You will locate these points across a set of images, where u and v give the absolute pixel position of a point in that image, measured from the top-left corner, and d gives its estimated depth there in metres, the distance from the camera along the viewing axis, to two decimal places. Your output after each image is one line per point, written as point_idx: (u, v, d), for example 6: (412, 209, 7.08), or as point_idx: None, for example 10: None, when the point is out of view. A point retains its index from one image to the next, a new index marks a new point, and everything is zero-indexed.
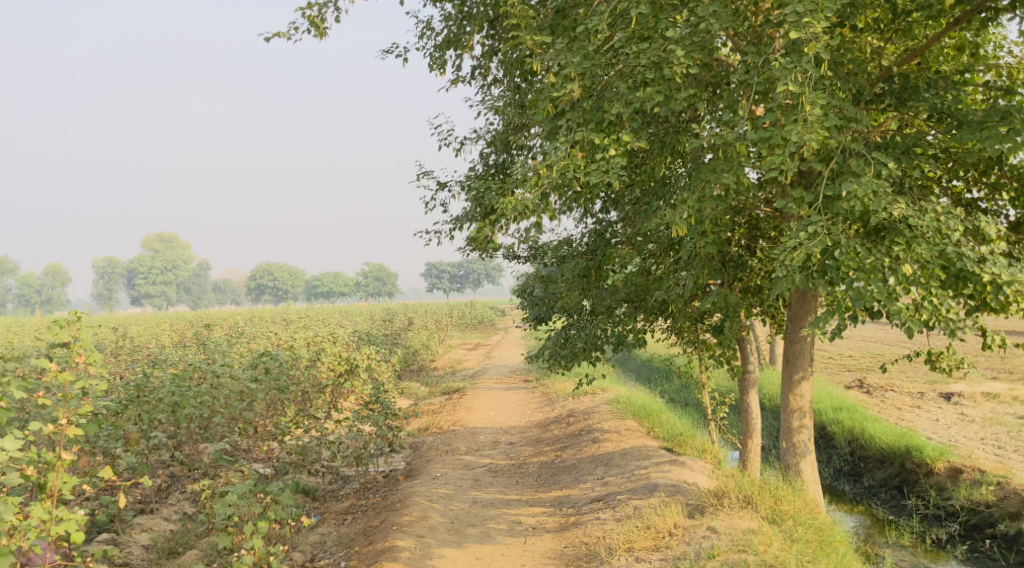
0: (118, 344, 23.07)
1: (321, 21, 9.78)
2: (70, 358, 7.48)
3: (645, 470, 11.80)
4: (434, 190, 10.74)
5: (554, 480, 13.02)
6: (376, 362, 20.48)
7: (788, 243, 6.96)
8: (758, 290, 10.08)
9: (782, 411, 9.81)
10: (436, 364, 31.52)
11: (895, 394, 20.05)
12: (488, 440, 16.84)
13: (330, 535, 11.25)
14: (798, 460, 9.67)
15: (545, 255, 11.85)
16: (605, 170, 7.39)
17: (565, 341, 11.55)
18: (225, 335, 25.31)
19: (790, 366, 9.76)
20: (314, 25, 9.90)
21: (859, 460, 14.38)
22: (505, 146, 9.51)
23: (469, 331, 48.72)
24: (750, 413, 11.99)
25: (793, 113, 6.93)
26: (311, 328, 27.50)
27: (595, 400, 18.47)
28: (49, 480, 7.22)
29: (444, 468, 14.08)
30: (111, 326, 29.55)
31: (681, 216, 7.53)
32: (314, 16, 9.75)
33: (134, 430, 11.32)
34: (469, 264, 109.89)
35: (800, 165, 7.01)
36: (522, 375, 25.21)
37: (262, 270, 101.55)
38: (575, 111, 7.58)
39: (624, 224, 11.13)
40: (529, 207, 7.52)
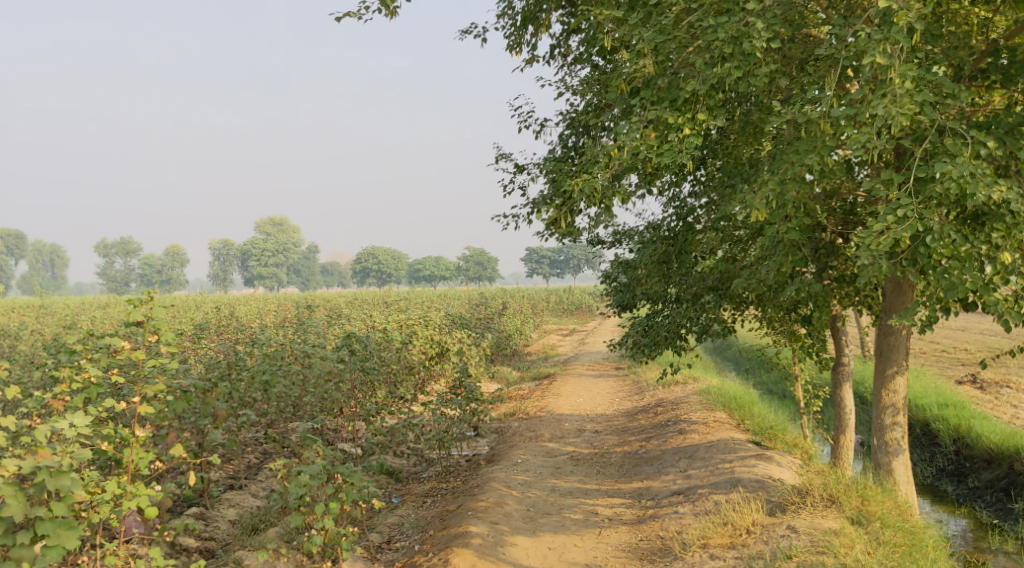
0: (222, 324, 23.84)
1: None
2: (144, 338, 7.91)
3: (729, 464, 11.40)
4: (513, 173, 10.62)
5: (636, 471, 12.73)
6: (466, 346, 20.56)
7: (874, 227, 6.46)
8: (851, 280, 9.48)
9: (873, 406, 9.29)
10: (529, 349, 31.48)
11: (1009, 391, 18.95)
12: (573, 427, 16.69)
13: (408, 517, 11.30)
14: (890, 459, 9.13)
15: (630, 240, 11.56)
16: (679, 150, 7.06)
17: (648, 328, 11.25)
18: (323, 316, 25.84)
19: (884, 360, 9.21)
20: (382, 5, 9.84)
21: (964, 460, 13.59)
22: (583, 128, 9.28)
23: (566, 316, 48.56)
24: (843, 408, 11.44)
25: (881, 88, 6.39)
26: (406, 311, 27.83)
27: (686, 390, 18.05)
28: (125, 455, 7.56)
29: (526, 454, 13.98)
30: (218, 306, 30.67)
31: (761, 199, 7.17)
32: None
33: (223, 408, 11.62)
34: (570, 250, 109.57)
35: (890, 144, 6.48)
36: (615, 362, 24.94)
37: (367, 254, 103.79)
38: (649, 88, 7.27)
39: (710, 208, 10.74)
40: (599, 190, 7.40)
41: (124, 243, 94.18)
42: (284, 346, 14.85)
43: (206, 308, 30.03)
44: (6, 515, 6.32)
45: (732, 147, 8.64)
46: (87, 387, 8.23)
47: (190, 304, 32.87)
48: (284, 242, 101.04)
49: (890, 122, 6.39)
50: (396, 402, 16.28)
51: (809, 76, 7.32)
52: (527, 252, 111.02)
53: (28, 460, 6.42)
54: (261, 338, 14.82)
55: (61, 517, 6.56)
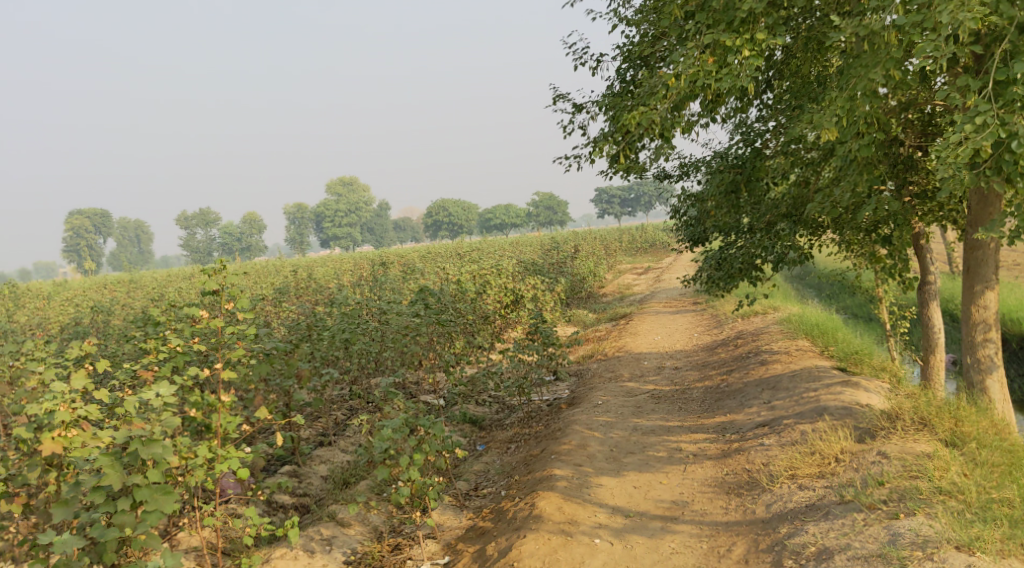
0: (301, 287, 24.33)
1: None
2: (220, 305, 8.06)
3: (814, 392, 11.17)
4: (572, 114, 10.44)
5: (719, 405, 12.59)
6: (540, 291, 20.54)
7: (951, 137, 6.08)
8: (931, 195, 9.05)
9: (963, 324, 8.94)
10: (605, 291, 31.36)
11: None
12: (653, 365, 16.60)
13: (494, 463, 11.43)
14: (984, 377, 8.81)
15: (697, 171, 11.28)
16: (740, 74, 6.76)
17: (722, 261, 11.02)
18: (398, 273, 26.13)
19: (972, 276, 8.80)
20: None
21: None
22: (639, 59, 9.01)
23: (640, 255, 48.12)
24: (932, 328, 11.04)
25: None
26: (479, 261, 27.95)
27: (766, 320, 17.73)
28: (212, 420, 7.76)
29: (607, 395, 13.95)
30: (295, 270, 31.28)
31: (829, 119, 6.85)
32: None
33: (305, 368, 11.88)
34: (640, 187, 108.24)
35: (963, 48, 6.05)
36: (692, 297, 24.64)
37: (437, 207, 104.32)
38: (703, 12, 6.96)
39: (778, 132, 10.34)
40: (659, 122, 7.18)
41: (203, 215, 96.66)
42: (360, 304, 15.05)
43: (284, 272, 30.70)
44: (105, 484, 6.61)
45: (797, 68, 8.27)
46: (172, 356, 8.46)
47: (270, 270, 33.65)
48: (355, 202, 102.26)
49: (957, 27, 5.93)
50: (474, 352, 16.41)
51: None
52: (596, 193, 110.08)
53: (120, 431, 6.71)
54: (338, 297, 15.04)
55: (156, 483, 6.82)
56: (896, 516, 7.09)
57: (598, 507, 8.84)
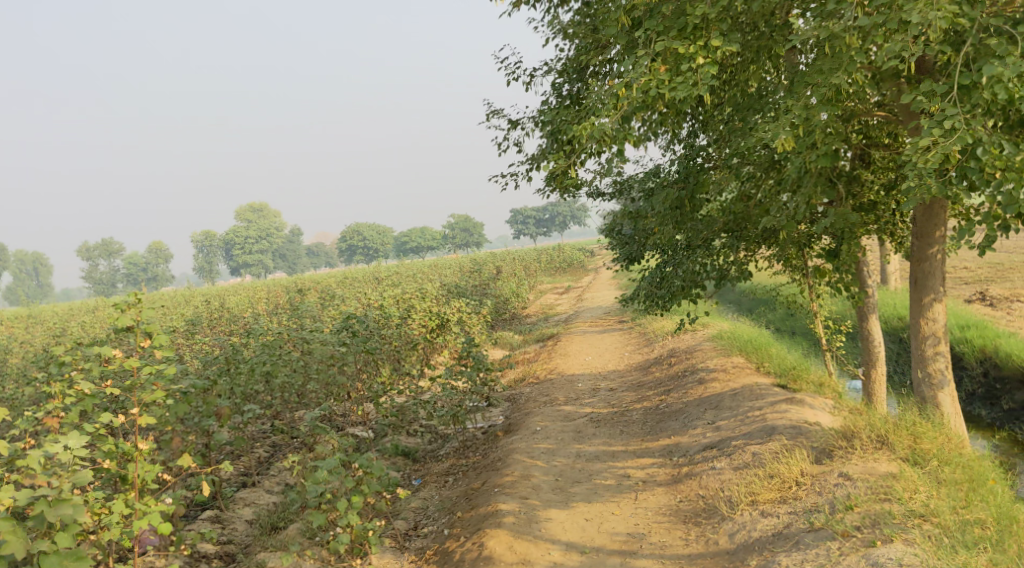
0: (214, 317, 23.21)
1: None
2: (135, 343, 7.28)
3: (759, 411, 10.92)
4: (505, 130, 10.23)
5: (661, 427, 12.27)
6: (466, 315, 19.98)
7: (919, 143, 5.97)
8: (873, 205, 9.02)
9: (912, 338, 8.82)
10: (529, 312, 31.00)
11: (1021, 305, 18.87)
12: (587, 387, 16.22)
13: (432, 499, 10.81)
14: (935, 391, 8.68)
15: (632, 190, 11.00)
16: (694, 83, 6.45)
17: (662, 280, 10.64)
18: (317, 299, 25.23)
19: (920, 288, 8.70)
20: None
21: (994, 382, 13.18)
22: (578, 72, 8.71)
23: (559, 274, 48.03)
24: (873, 342, 10.92)
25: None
26: (401, 285, 27.25)
27: (697, 337, 17.59)
28: (129, 471, 6.98)
29: (545, 421, 13.49)
30: (206, 300, 29.92)
31: (785, 129, 6.63)
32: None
33: (226, 405, 11.06)
34: (555, 207, 109.00)
35: (931, 49, 5.96)
36: (618, 315, 24.46)
37: (352, 231, 102.77)
38: (653, 18, 6.64)
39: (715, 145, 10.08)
40: (609, 134, 6.76)
41: (105, 244, 92.94)
42: (281, 334, 14.24)
43: (196, 302, 29.38)
44: (6, 553, 5.81)
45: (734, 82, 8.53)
46: (79, 401, 7.63)
47: (179, 299, 32.13)
48: (267, 227, 99.94)
49: (926, 26, 5.81)
50: (403, 380, 15.77)
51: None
52: (512, 214, 110.29)
53: (22, 492, 5.92)
54: (257, 328, 14.20)
55: (66, 549, 6.03)
56: (873, 543, 6.85)
57: (551, 543, 8.38)
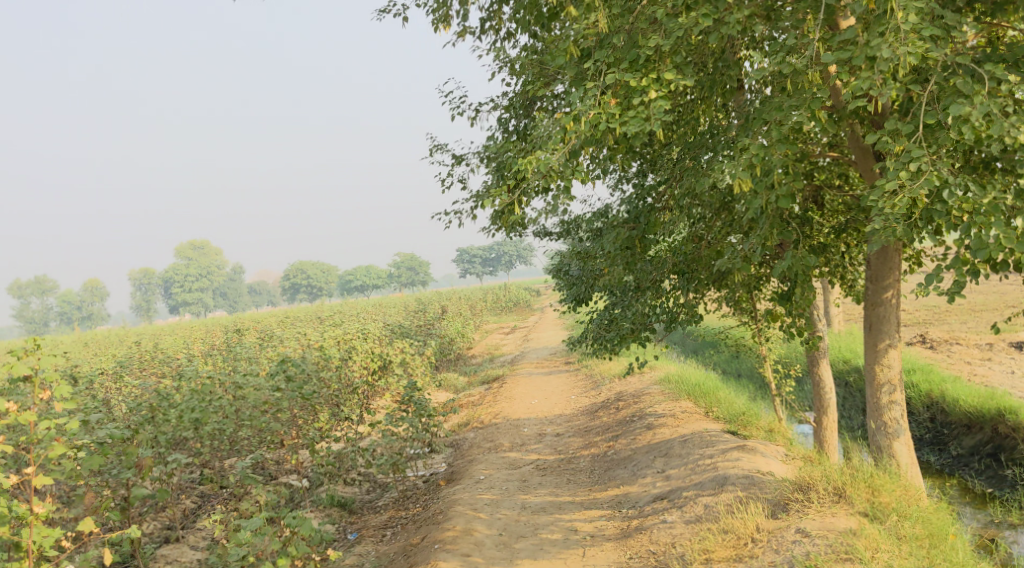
0: (146, 358, 22.20)
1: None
2: (34, 394, 6.59)
3: (710, 459, 10.54)
4: (450, 165, 10.06)
5: (609, 476, 11.84)
6: (409, 357, 19.35)
7: (884, 185, 5.70)
8: (827, 248, 8.74)
9: (867, 386, 8.53)
10: (474, 353, 30.42)
11: (960, 348, 19.00)
12: (532, 432, 15.72)
13: (367, 556, 10.18)
14: (891, 440, 8.38)
15: (580, 229, 10.66)
16: (646, 117, 6.10)
17: (611, 322, 10.24)
18: (255, 340, 24.35)
19: (874, 334, 8.47)
20: None
21: (942, 428, 13.04)
22: (526, 107, 8.41)
23: (505, 313, 47.58)
24: (824, 388, 10.65)
25: (879, 23, 5.57)
26: (342, 325, 26.50)
27: (645, 380, 17.23)
28: (23, 538, 6.27)
29: (488, 469, 12.94)
30: (138, 341, 28.68)
31: (741, 168, 6.30)
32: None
33: (147, 456, 10.30)
34: (501, 247, 108.98)
35: (900, 86, 5.65)
36: (564, 357, 24.04)
37: (295, 269, 101.22)
38: (602, 49, 6.31)
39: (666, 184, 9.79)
40: (556, 170, 6.37)
41: (38, 281, 89.99)
42: (212, 379, 13.45)
43: (129, 342, 28.22)
44: None
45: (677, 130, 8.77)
46: None
47: (109, 340, 30.75)
48: (208, 265, 97.90)
49: (893, 62, 5.51)
50: (340, 426, 15.08)
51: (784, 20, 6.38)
52: (458, 252, 109.93)
53: None
54: (186, 372, 13.40)
55: None
56: None
57: None
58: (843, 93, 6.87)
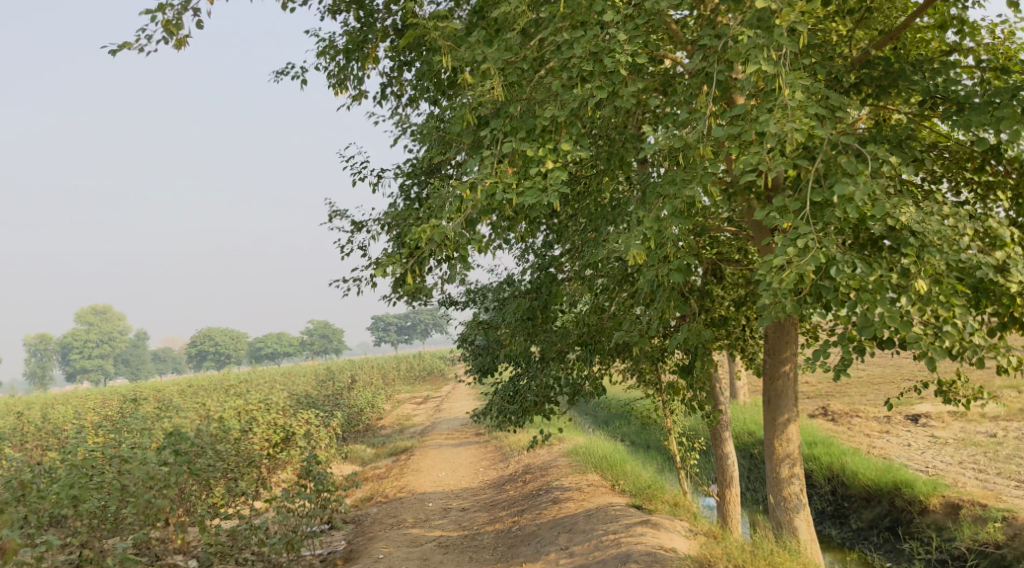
0: (30, 428, 20.89)
1: (178, 26, 8.16)
2: None
3: (614, 535, 10.33)
4: (350, 232, 9.92)
5: (513, 553, 11.51)
6: (313, 427, 18.68)
7: (771, 261, 5.68)
8: (725, 321, 8.74)
9: (767, 461, 8.49)
10: (383, 423, 29.66)
11: (860, 420, 19.40)
12: (437, 507, 15.26)
13: None
14: (791, 516, 8.31)
15: (485, 298, 10.55)
16: (542, 187, 5.99)
17: (514, 394, 10.03)
18: (151, 410, 23.21)
19: (773, 408, 8.48)
20: (169, 32, 8.26)
21: (842, 500, 13.16)
22: (427, 176, 8.38)
23: (417, 382, 46.82)
24: (726, 461, 10.61)
25: (767, 99, 5.63)
26: (245, 395, 25.57)
27: (552, 452, 16.97)
28: None
29: (387, 547, 12.43)
30: (23, 410, 26.96)
31: (637, 240, 6.25)
32: (170, 21, 8.13)
33: (15, 538, 9.49)
34: (416, 315, 108.22)
35: (789, 162, 5.67)
36: (474, 428, 23.61)
37: (203, 336, 98.20)
38: (499, 117, 6.23)
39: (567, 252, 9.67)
40: (451, 240, 6.20)
41: None
42: (94, 453, 12.59)
43: (15, 411, 26.60)
44: None
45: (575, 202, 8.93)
46: None
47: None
48: (109, 331, 94.20)
49: (781, 139, 5.54)
50: (233, 502, 14.33)
51: (677, 95, 6.42)
52: (372, 321, 108.60)
53: None
54: (67, 446, 12.53)
55: None
56: None
57: None
58: (737, 166, 6.91)
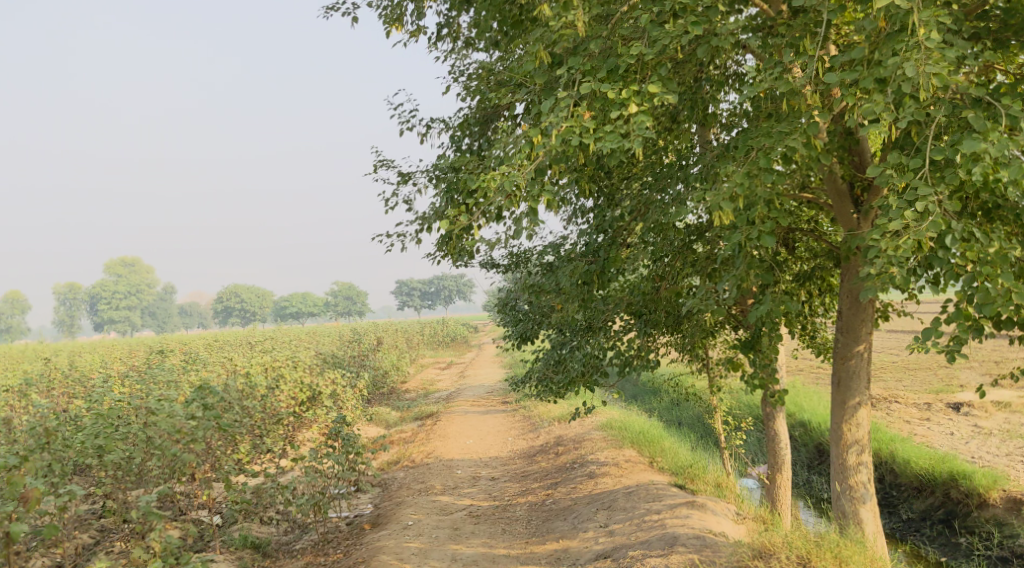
0: (57, 376, 20.70)
1: None
2: None
3: (657, 515, 9.85)
4: (395, 183, 9.47)
5: (548, 528, 11.07)
6: (341, 387, 18.31)
7: (887, 225, 5.63)
8: (804, 282, 8.72)
9: (834, 446, 8.33)
10: (408, 386, 29.33)
11: (900, 406, 18.76)
12: (466, 474, 14.86)
13: None
14: (856, 505, 8.19)
15: (528, 262, 9.98)
16: (623, 132, 5.69)
17: (559, 363, 9.46)
18: (178, 363, 22.98)
19: (843, 390, 8.27)
20: None
21: (891, 488, 12.59)
22: (482, 129, 8.02)
23: (442, 348, 46.47)
24: (779, 444, 10.04)
25: (895, 41, 5.56)
26: (270, 352, 25.23)
27: (585, 424, 16.50)
28: None
29: (417, 513, 12.04)
30: (49, 357, 26.85)
31: (724, 199, 6.12)
32: None
33: (37, 489, 9.19)
34: (440, 280, 108.00)
35: (912, 112, 5.61)
36: (501, 396, 23.16)
37: (229, 293, 98.56)
38: (578, 55, 5.84)
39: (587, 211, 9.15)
40: (519, 187, 5.85)
41: None
42: (121, 403, 12.22)
43: (40, 358, 26.46)
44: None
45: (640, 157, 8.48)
46: None
47: (22, 354, 28.85)
48: (136, 283, 94.75)
49: (912, 84, 5.45)
50: (260, 459, 14.01)
51: (779, 36, 6.21)
52: (398, 285, 108.53)
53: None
54: (93, 393, 12.16)
55: None
56: None
57: None
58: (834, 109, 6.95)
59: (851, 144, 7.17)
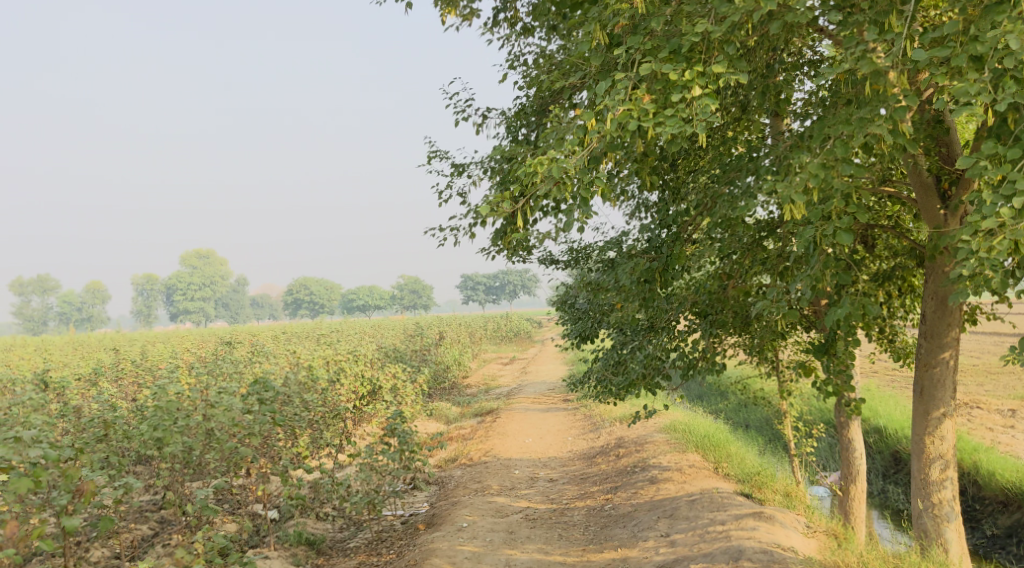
0: (126, 365, 20.98)
1: None
2: None
3: (721, 526, 9.37)
4: (450, 175, 9.16)
5: (607, 535, 10.66)
6: (401, 383, 18.13)
7: (980, 222, 5.22)
8: (885, 283, 8.11)
9: (914, 459, 7.81)
10: (469, 381, 29.11)
11: (981, 412, 17.78)
12: (524, 475, 14.52)
13: None
14: (938, 523, 7.68)
15: (589, 259, 9.56)
16: (685, 117, 5.32)
17: (619, 364, 9.03)
18: (243, 354, 23.13)
19: (926, 399, 7.72)
20: None
21: (974, 501, 11.81)
22: (539, 118, 7.64)
23: (505, 343, 46.21)
24: (854, 455, 9.45)
25: (994, 12, 5.09)
26: (333, 345, 25.22)
27: (648, 426, 16.01)
28: None
29: (472, 514, 11.73)
30: (119, 347, 27.33)
31: (797, 191, 5.65)
32: None
33: (91, 482, 9.07)
34: (505, 274, 107.97)
35: (1010, 94, 5.10)
36: (562, 394, 22.75)
37: (299, 286, 100.15)
38: (638, 34, 5.48)
39: (658, 204, 8.68)
40: (570, 176, 5.51)
41: (40, 280, 89.53)
42: (180, 395, 12.16)
43: (112, 348, 26.96)
44: None
45: (707, 146, 7.98)
46: None
47: (95, 345, 29.47)
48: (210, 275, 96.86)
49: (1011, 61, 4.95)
50: (317, 453, 13.87)
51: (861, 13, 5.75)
52: (463, 279, 108.77)
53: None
54: (153, 385, 12.12)
55: None
56: None
57: None
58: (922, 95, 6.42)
59: (939, 133, 6.59)
